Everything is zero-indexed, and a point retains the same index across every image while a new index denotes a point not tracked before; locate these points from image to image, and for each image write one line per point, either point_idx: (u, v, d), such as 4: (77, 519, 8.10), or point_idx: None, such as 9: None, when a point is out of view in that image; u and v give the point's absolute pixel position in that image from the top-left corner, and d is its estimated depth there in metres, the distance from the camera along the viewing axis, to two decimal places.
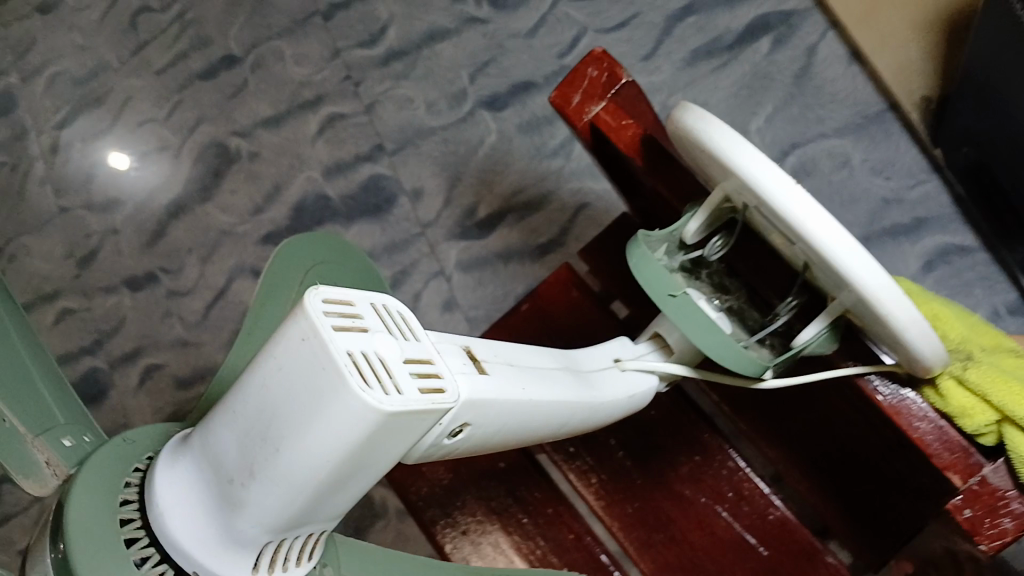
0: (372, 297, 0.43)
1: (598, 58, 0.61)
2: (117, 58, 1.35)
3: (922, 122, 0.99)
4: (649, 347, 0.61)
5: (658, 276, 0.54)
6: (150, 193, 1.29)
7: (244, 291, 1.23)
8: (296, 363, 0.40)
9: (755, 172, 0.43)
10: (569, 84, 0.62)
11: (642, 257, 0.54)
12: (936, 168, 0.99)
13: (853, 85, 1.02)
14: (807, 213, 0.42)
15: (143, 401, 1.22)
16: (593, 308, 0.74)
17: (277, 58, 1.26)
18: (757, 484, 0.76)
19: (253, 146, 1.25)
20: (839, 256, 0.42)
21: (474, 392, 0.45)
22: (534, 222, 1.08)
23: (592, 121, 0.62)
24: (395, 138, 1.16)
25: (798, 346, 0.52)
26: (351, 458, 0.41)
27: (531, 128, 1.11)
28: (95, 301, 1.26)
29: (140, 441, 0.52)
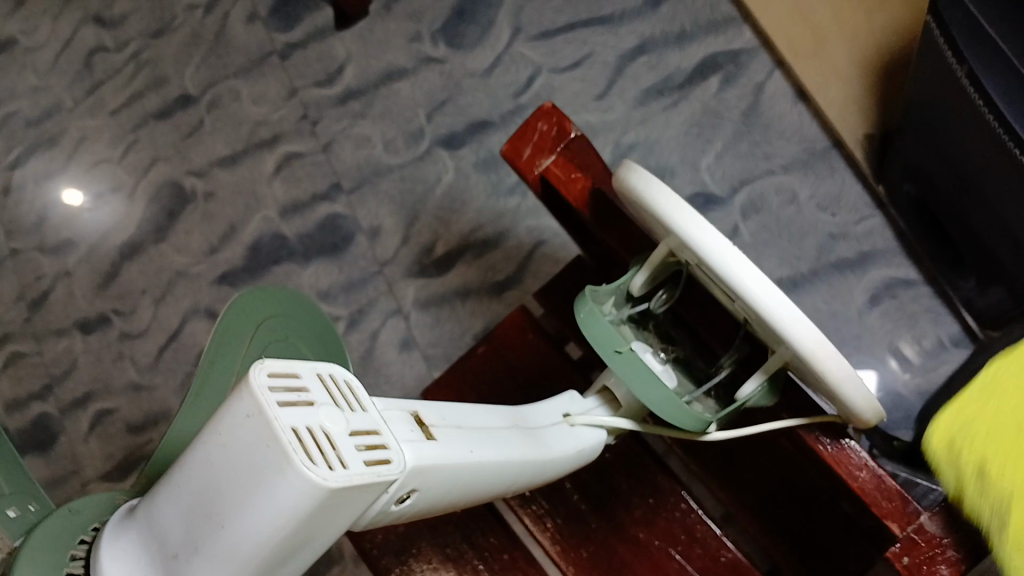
0: (320, 364, 0.40)
1: (547, 114, 0.60)
2: (72, 98, 1.34)
3: (866, 159, 1.00)
4: (596, 402, 0.59)
5: (607, 333, 0.50)
6: (104, 234, 1.27)
7: (197, 332, 1.20)
8: (240, 440, 0.36)
9: (687, 226, 0.42)
10: (518, 137, 0.60)
11: (589, 312, 0.51)
12: (878, 204, 1.00)
13: (801, 121, 1.04)
14: (741, 270, 0.40)
15: (92, 447, 1.20)
16: (551, 352, 0.69)
17: (233, 98, 1.26)
18: (709, 526, 0.75)
19: (209, 186, 1.23)
20: (776, 314, 0.40)
21: (428, 459, 0.42)
22: (491, 259, 1.07)
23: (543, 174, 0.60)
24: (351, 177, 1.16)
25: (739, 400, 0.49)
26: (296, 538, 0.37)
27: (488, 166, 1.11)
28: (46, 345, 1.26)
29: (86, 511, 0.50)
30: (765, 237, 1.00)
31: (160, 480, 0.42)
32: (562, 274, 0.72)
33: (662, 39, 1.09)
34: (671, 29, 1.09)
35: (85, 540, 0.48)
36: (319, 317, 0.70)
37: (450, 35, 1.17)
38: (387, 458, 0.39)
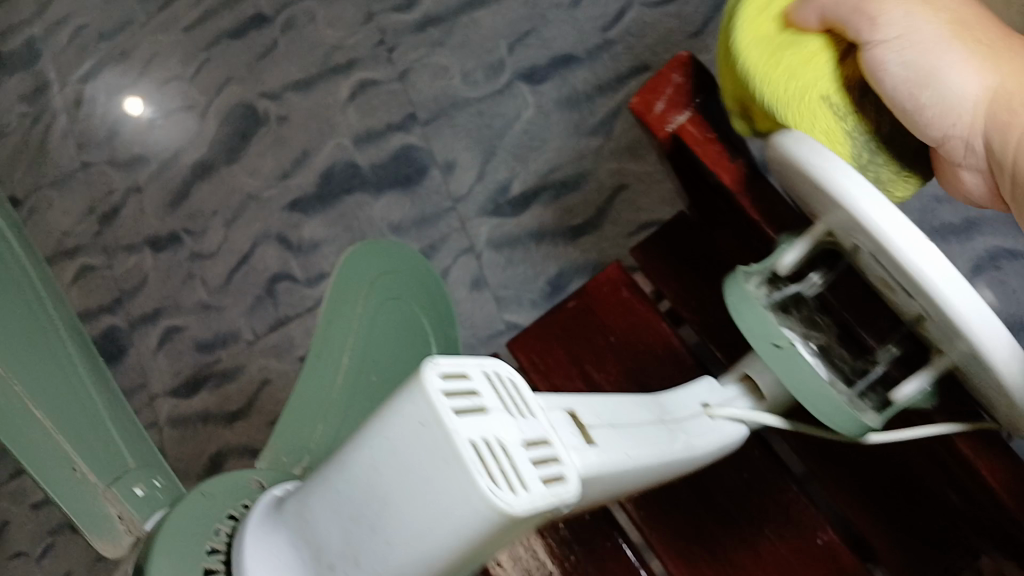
0: (487, 361, 0.36)
1: (685, 68, 0.53)
2: (145, 12, 1.34)
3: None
4: (738, 391, 0.54)
5: (753, 313, 0.46)
6: (175, 152, 1.27)
7: (268, 257, 1.18)
8: (410, 448, 0.32)
9: (848, 192, 0.36)
10: (651, 91, 0.54)
11: (742, 295, 0.46)
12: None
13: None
14: (908, 243, 0.34)
15: (161, 363, 1.22)
16: (643, 307, 0.67)
17: (309, 20, 1.23)
18: (811, 507, 0.68)
19: (283, 110, 1.21)
20: (955, 301, 0.34)
21: (596, 471, 0.37)
22: (569, 202, 1.05)
23: (676, 133, 0.53)
24: (427, 108, 1.13)
25: (900, 402, 0.42)
26: (468, 560, 0.33)
27: (571, 104, 1.07)
28: (117, 260, 1.27)
29: (218, 497, 0.44)
30: None
31: (314, 476, 0.38)
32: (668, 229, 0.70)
33: None
34: None
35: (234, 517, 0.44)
36: (426, 272, 0.70)
37: None
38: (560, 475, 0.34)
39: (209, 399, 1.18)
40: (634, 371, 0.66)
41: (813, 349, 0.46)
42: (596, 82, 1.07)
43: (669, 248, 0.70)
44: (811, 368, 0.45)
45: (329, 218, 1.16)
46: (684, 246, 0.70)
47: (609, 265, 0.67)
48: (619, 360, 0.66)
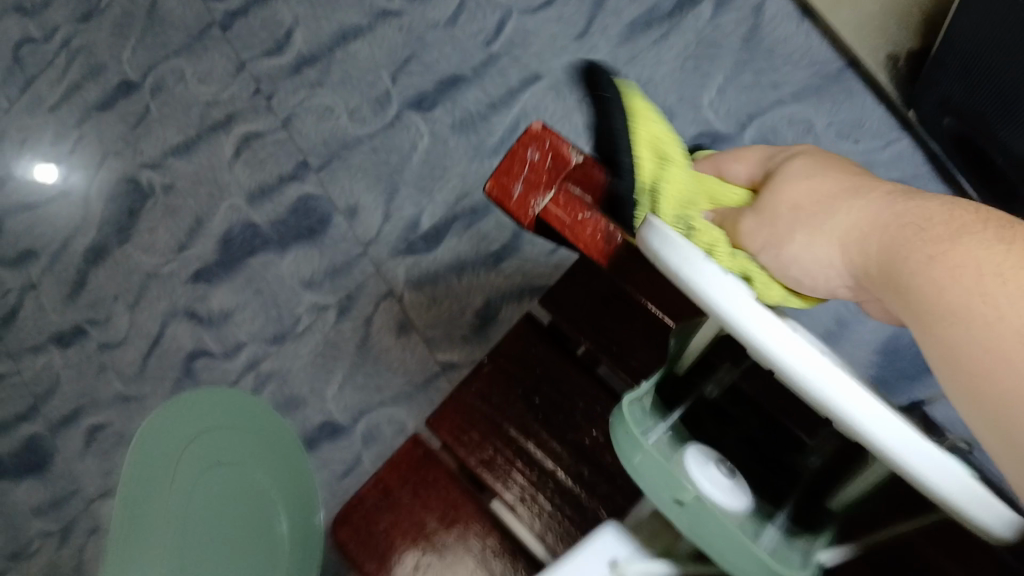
0: None
1: (540, 142, 0.50)
2: (5, 97, 1.22)
3: (896, 87, 0.93)
4: (632, 543, 0.45)
5: (648, 457, 0.36)
6: (64, 241, 1.18)
7: (179, 335, 1.11)
8: None
9: (710, 296, 0.31)
10: (505, 173, 0.50)
11: (629, 432, 0.36)
12: (907, 126, 0.93)
13: (808, 43, 0.96)
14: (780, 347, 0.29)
15: (91, 465, 1.13)
16: (558, 361, 0.68)
17: (178, 78, 1.15)
18: None
19: (167, 178, 1.14)
20: (846, 407, 0.28)
21: None
22: (483, 229, 1.00)
23: (541, 216, 0.49)
24: (319, 153, 1.07)
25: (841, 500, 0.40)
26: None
27: (466, 126, 1.02)
28: (24, 363, 1.17)
29: None
30: None
31: None
32: (571, 274, 0.69)
33: None
34: None
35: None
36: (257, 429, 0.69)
37: None
38: None
39: None
40: (563, 435, 0.66)
41: (728, 469, 0.37)
42: (487, 100, 1.01)
43: (577, 290, 0.67)
44: (723, 508, 0.36)
45: (236, 285, 1.08)
46: (592, 287, 0.67)
47: (517, 323, 0.69)
48: (538, 416, 0.66)
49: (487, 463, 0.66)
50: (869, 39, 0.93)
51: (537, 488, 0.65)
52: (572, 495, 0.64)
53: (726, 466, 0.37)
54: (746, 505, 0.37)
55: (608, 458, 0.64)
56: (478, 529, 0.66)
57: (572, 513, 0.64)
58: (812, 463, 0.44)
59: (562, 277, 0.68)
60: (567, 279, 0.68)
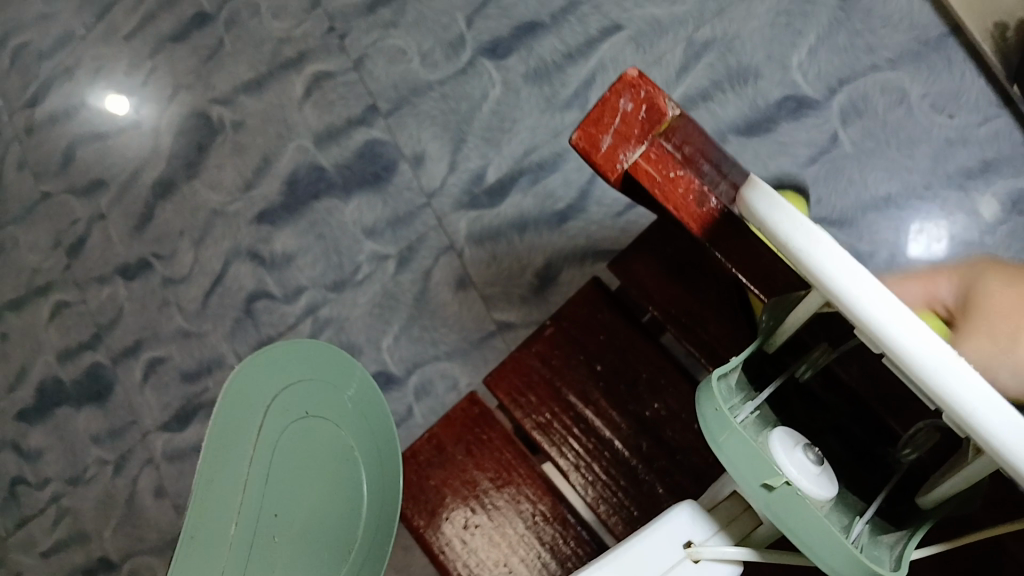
0: None
1: (632, 85, 0.44)
2: (83, 25, 1.24)
3: (1001, 60, 0.86)
4: (714, 525, 0.43)
5: (733, 435, 0.36)
6: (133, 173, 1.18)
7: (241, 275, 1.11)
8: None
9: (827, 269, 0.30)
10: (594, 122, 0.44)
11: (718, 410, 0.36)
12: (1007, 101, 0.85)
13: (912, 6, 0.88)
14: (911, 337, 0.28)
15: (149, 398, 1.14)
16: (624, 329, 0.65)
17: (253, 14, 1.13)
18: None
19: (237, 115, 1.13)
20: (966, 395, 0.27)
21: None
22: (550, 185, 0.96)
23: (628, 173, 0.44)
24: (388, 97, 1.04)
25: (933, 500, 0.37)
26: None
27: (540, 77, 0.98)
28: (90, 293, 1.19)
29: None
30: (871, 147, 0.86)
31: None
32: (643, 235, 0.65)
33: None
34: None
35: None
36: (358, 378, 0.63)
37: None
38: None
39: (203, 429, 1.11)
40: (624, 405, 0.63)
41: (817, 456, 0.36)
42: (564, 50, 0.97)
43: (652, 252, 0.64)
44: (808, 495, 0.35)
45: (299, 228, 1.08)
46: (666, 250, 0.64)
47: (585, 285, 0.66)
48: (602, 384, 0.64)
49: (543, 426, 0.64)
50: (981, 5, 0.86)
51: (598, 462, 0.62)
52: (628, 467, 0.61)
53: (815, 453, 0.36)
54: (832, 495, 0.36)
55: (670, 433, 0.61)
56: (529, 493, 0.64)
57: (627, 485, 0.61)
58: (905, 456, 0.41)
59: (636, 240, 0.65)
60: (638, 243, 0.65)
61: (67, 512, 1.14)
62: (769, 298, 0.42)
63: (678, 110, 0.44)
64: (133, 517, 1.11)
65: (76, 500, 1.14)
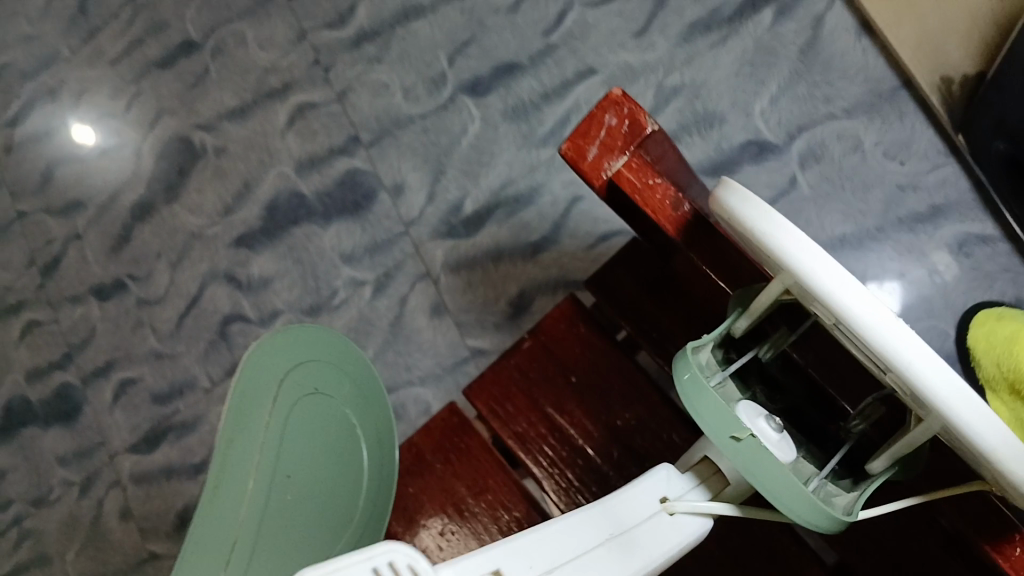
0: (376, 548, 0.33)
1: (618, 103, 0.46)
2: (69, 46, 1.26)
3: (947, 110, 0.92)
4: (692, 481, 0.47)
5: (707, 398, 0.40)
6: (112, 195, 1.20)
7: (217, 298, 1.13)
8: None
9: (798, 259, 0.33)
10: (581, 135, 0.47)
11: (692, 376, 0.41)
12: (955, 151, 0.91)
13: (866, 59, 0.95)
14: (873, 318, 0.32)
15: (119, 418, 1.14)
16: (599, 343, 0.68)
17: (239, 41, 1.17)
18: (792, 541, 0.68)
19: (219, 140, 1.16)
20: (922, 369, 0.31)
21: None
22: (525, 217, 1.00)
23: (611, 182, 0.47)
24: (370, 129, 1.08)
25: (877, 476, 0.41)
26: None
27: (518, 114, 1.02)
28: (62, 312, 1.19)
29: None
30: (827, 192, 0.92)
31: None
32: (618, 257, 0.69)
33: None
34: None
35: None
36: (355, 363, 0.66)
37: None
38: None
39: (171, 451, 1.10)
40: (597, 414, 0.66)
41: (779, 425, 0.41)
42: (541, 90, 1.02)
43: (626, 273, 0.68)
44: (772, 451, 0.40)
45: (278, 253, 1.10)
46: (638, 270, 0.68)
47: (562, 302, 0.69)
48: (578, 394, 0.67)
49: (520, 436, 0.67)
50: (927, 58, 0.93)
51: (573, 471, 0.65)
52: (600, 474, 0.64)
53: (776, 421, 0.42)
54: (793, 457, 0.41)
55: (640, 441, 0.65)
56: (505, 500, 0.67)
57: (598, 491, 0.64)
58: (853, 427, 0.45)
59: (610, 260, 0.69)
60: (613, 265, 0.69)
61: (29, 533, 1.14)
62: (734, 289, 0.47)
63: (654, 123, 0.47)
64: (97, 539, 1.10)
65: (39, 521, 1.14)
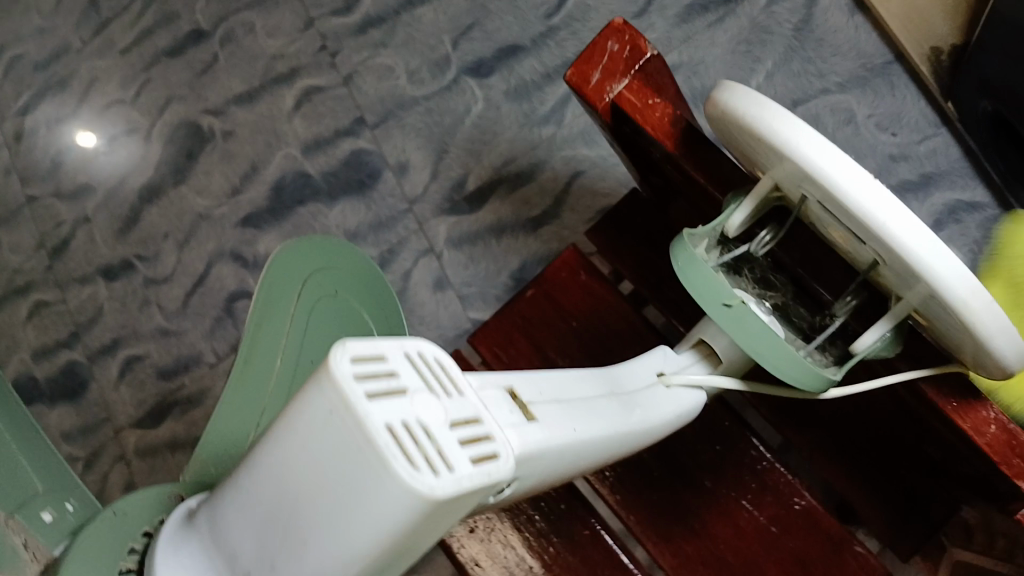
0: (407, 341, 0.36)
1: (619, 31, 0.50)
2: (80, 38, 1.28)
3: (936, 78, 0.95)
4: (692, 359, 0.53)
5: (704, 277, 0.44)
6: (121, 179, 1.22)
7: (223, 276, 1.15)
8: (329, 438, 0.33)
9: (789, 143, 0.36)
10: (585, 62, 0.50)
11: (689, 262, 0.44)
12: (946, 121, 0.94)
13: (856, 37, 0.98)
14: (857, 189, 0.35)
15: (124, 395, 1.16)
16: (601, 290, 0.70)
17: (247, 31, 1.19)
18: (786, 473, 0.68)
19: (227, 124, 1.18)
20: (900, 234, 0.34)
21: (532, 443, 0.37)
22: (526, 193, 1.03)
23: (614, 104, 0.50)
24: (375, 110, 1.11)
25: (860, 354, 0.42)
26: (407, 542, 0.33)
27: (519, 94, 1.05)
28: (71, 293, 1.21)
29: (133, 513, 0.49)
30: None
31: (258, 450, 0.37)
32: (616, 209, 0.75)
33: None
34: None
35: (136, 548, 0.48)
36: (368, 271, 0.75)
37: None
38: (494, 454, 0.35)
39: (176, 426, 1.12)
40: (598, 357, 0.69)
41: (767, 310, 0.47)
42: (542, 71, 1.05)
43: (624, 227, 0.74)
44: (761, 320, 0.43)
45: (283, 232, 1.12)
46: (638, 219, 0.74)
47: (563, 252, 0.71)
48: (581, 339, 0.69)
49: None
50: (917, 30, 0.96)
51: None
52: None
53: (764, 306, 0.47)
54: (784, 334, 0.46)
55: None
56: None
57: None
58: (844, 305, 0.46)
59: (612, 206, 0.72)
60: (613, 219, 0.75)
61: None
62: (725, 194, 0.47)
63: (649, 51, 0.50)
64: None
65: None
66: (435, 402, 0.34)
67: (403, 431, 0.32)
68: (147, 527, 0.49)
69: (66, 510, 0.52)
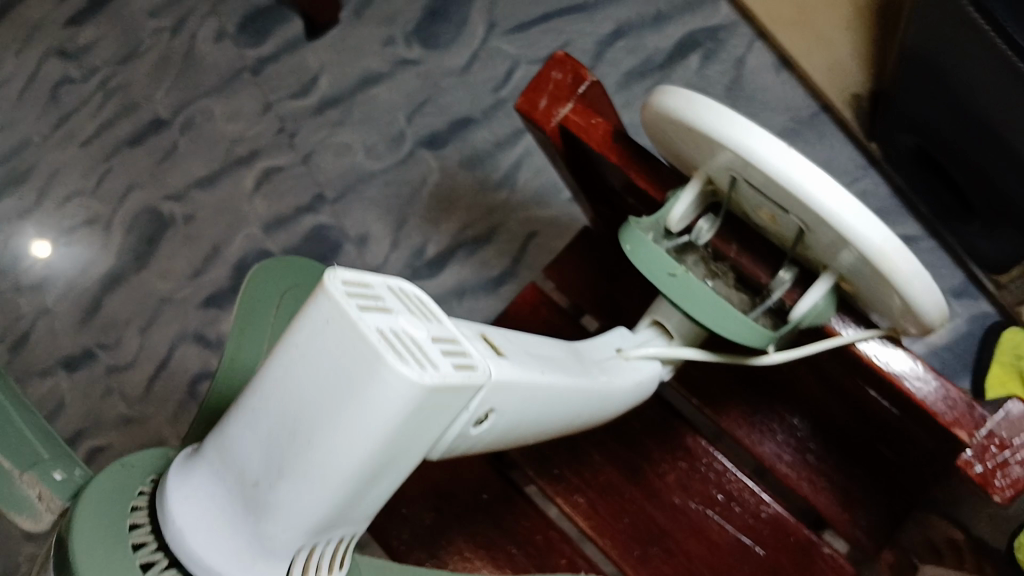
0: (390, 278, 0.38)
1: (563, 66, 0.52)
2: (39, 131, 1.25)
3: (857, 122, 1.02)
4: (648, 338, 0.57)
5: (652, 257, 0.47)
6: (83, 269, 1.20)
7: (187, 358, 1.16)
8: (324, 349, 0.35)
9: (716, 129, 0.39)
10: (532, 90, 0.52)
11: (638, 244, 0.48)
12: (873, 162, 1.01)
13: (784, 93, 1.05)
14: (781, 161, 0.38)
15: None
16: (563, 320, 0.75)
17: (208, 117, 1.22)
18: (745, 482, 0.74)
19: (189, 209, 1.20)
20: (823, 198, 0.38)
21: (507, 372, 0.40)
22: (484, 255, 1.06)
23: (561, 126, 0.52)
24: (335, 186, 1.14)
25: (797, 317, 0.46)
26: (403, 435, 0.36)
27: (474, 163, 1.10)
28: (31, 386, 1.17)
29: (139, 465, 0.48)
30: None
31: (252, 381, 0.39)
32: (571, 244, 0.80)
33: (639, 23, 1.09)
34: (646, 13, 1.09)
35: (146, 492, 0.46)
36: None
37: (424, 35, 1.14)
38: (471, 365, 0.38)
39: None
40: None
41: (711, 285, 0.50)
42: (494, 139, 1.10)
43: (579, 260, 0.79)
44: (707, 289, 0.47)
45: None
46: (591, 253, 0.79)
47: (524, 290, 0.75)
48: None
49: None
50: (838, 80, 1.04)
51: (544, 460, 0.76)
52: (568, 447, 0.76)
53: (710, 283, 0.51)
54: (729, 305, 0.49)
55: None
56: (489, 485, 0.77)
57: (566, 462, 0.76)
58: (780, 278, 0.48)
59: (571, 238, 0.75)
60: (571, 254, 0.80)
61: None
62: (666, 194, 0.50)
63: (592, 82, 0.52)
64: None
65: None
66: (421, 320, 0.37)
67: (393, 336, 0.35)
68: (154, 475, 0.48)
69: (75, 474, 0.53)
